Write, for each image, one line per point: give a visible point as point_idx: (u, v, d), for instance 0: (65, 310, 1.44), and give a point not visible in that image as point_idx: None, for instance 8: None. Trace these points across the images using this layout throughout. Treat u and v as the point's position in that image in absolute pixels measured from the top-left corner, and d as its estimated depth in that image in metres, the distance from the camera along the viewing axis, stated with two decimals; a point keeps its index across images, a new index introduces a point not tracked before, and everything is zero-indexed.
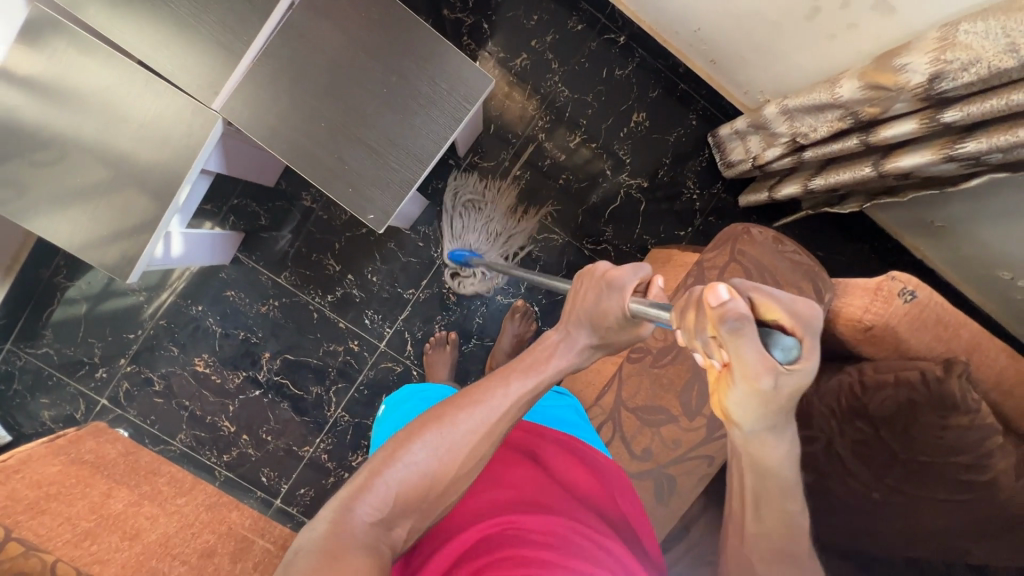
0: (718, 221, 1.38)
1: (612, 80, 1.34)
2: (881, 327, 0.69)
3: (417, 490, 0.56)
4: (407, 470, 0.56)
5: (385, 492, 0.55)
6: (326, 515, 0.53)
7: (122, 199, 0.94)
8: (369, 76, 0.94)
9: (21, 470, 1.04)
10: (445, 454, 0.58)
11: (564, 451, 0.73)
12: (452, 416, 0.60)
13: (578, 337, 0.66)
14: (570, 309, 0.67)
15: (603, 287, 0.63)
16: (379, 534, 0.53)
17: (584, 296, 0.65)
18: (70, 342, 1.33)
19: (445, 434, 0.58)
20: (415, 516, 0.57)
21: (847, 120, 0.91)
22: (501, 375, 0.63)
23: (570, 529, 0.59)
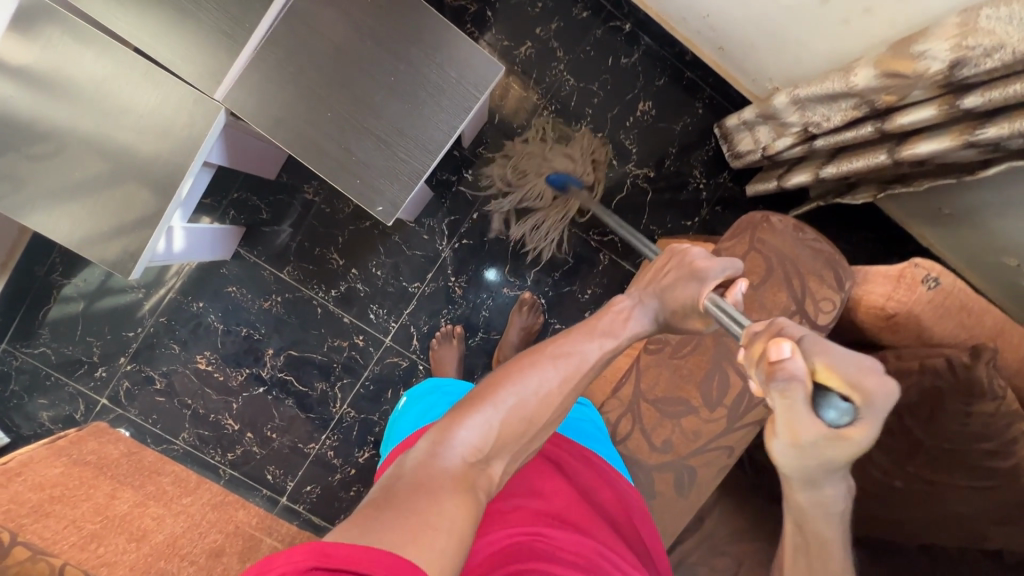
0: (724, 211, 1.37)
1: (618, 69, 1.32)
2: (904, 315, 0.69)
3: (513, 433, 0.61)
4: (507, 411, 0.61)
5: (486, 429, 0.59)
6: (422, 449, 0.57)
7: (124, 193, 0.91)
8: (375, 64, 0.92)
9: (23, 472, 1.01)
10: (543, 395, 0.63)
11: (591, 464, 0.72)
12: (545, 363, 0.65)
13: (649, 307, 0.73)
14: (650, 280, 0.75)
15: (686, 272, 0.72)
16: (472, 469, 0.57)
17: (663, 272, 0.74)
18: (67, 341, 1.30)
19: (539, 380, 0.64)
20: (508, 456, 0.61)
21: (862, 108, 0.90)
22: (584, 330, 0.70)
23: (599, 554, 0.59)
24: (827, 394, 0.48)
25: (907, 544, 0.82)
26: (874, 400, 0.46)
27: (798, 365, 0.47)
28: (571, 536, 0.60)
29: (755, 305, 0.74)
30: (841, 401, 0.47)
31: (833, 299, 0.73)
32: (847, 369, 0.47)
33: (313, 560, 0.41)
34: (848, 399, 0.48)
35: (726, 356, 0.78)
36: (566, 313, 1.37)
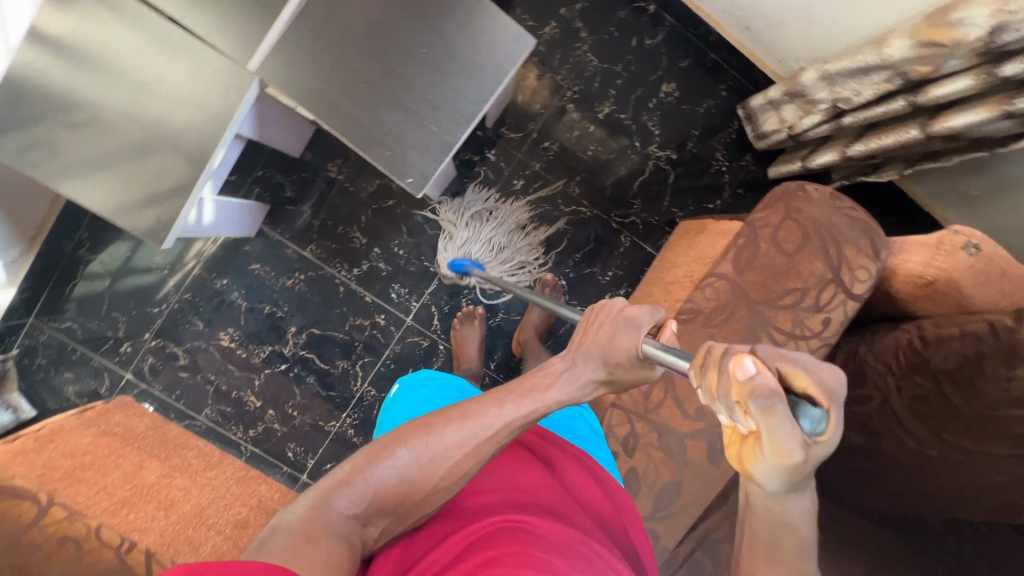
0: (747, 193, 1.37)
1: (641, 50, 1.32)
2: (943, 282, 0.69)
3: (392, 497, 0.61)
4: (386, 472, 0.62)
5: (362, 489, 0.60)
6: (306, 503, 0.59)
7: (157, 162, 0.92)
8: (408, 36, 0.92)
9: (55, 440, 1.03)
10: (424, 463, 0.62)
11: (581, 464, 0.71)
12: (440, 427, 0.64)
13: (583, 370, 0.68)
14: (580, 338, 0.69)
15: (619, 322, 0.65)
16: (351, 528, 0.59)
17: (597, 324, 0.68)
18: (93, 317, 1.32)
19: (429, 443, 0.63)
20: (390, 519, 0.62)
21: (895, 81, 0.89)
22: (493, 398, 0.66)
23: (576, 541, 0.57)
24: (799, 399, 0.43)
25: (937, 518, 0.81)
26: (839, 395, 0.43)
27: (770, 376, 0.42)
28: (548, 524, 0.58)
29: (790, 273, 0.75)
30: (813, 405, 0.42)
31: (869, 267, 0.73)
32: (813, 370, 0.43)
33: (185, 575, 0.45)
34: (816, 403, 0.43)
35: (761, 323, 0.75)
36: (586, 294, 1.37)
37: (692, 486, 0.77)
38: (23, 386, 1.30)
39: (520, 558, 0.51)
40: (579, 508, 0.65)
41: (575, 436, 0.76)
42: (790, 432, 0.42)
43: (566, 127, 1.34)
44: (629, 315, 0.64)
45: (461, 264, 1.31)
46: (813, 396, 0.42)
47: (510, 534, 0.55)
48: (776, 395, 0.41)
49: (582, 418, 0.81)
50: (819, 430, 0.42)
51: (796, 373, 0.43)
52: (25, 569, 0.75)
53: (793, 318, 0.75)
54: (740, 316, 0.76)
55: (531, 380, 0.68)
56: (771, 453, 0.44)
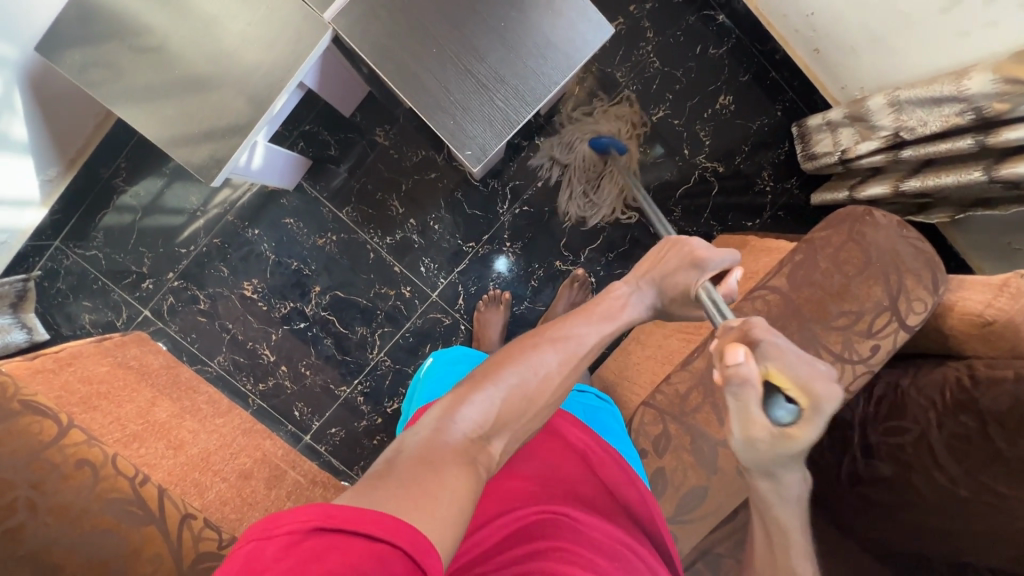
0: (787, 216, 1.37)
1: (705, 58, 1.32)
2: (1003, 323, 0.72)
3: (514, 411, 0.61)
4: (505, 387, 0.61)
5: (488, 405, 0.58)
6: (429, 425, 0.56)
7: (219, 99, 0.91)
8: (489, 7, 0.91)
9: (73, 364, 1.02)
10: (541, 373, 0.64)
11: (613, 459, 0.70)
12: (543, 346, 0.66)
13: (647, 294, 0.77)
14: (652, 268, 0.78)
15: (687, 261, 0.76)
16: (476, 446, 0.55)
17: (666, 259, 0.78)
18: (120, 248, 1.30)
19: (536, 362, 0.64)
20: (509, 435, 0.60)
21: (967, 115, 0.89)
22: (572, 319, 0.71)
23: (622, 543, 0.57)
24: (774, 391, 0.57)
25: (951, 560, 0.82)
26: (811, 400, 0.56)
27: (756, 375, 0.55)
28: (595, 521, 0.58)
29: (847, 295, 0.75)
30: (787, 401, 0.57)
31: (926, 300, 0.73)
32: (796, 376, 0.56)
33: (329, 520, 0.40)
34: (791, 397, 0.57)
35: (812, 341, 0.75)
36: None
37: (717, 493, 0.77)
38: (40, 308, 1.28)
39: (568, 555, 0.51)
40: (613, 502, 0.64)
41: (603, 426, 0.77)
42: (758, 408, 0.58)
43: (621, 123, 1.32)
44: (700, 257, 0.75)
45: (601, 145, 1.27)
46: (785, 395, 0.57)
47: (557, 532, 0.54)
48: (750, 385, 0.55)
49: (605, 409, 0.83)
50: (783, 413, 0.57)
51: (780, 375, 0.57)
52: (41, 487, 0.74)
53: (844, 340, 0.74)
54: (790, 332, 0.75)
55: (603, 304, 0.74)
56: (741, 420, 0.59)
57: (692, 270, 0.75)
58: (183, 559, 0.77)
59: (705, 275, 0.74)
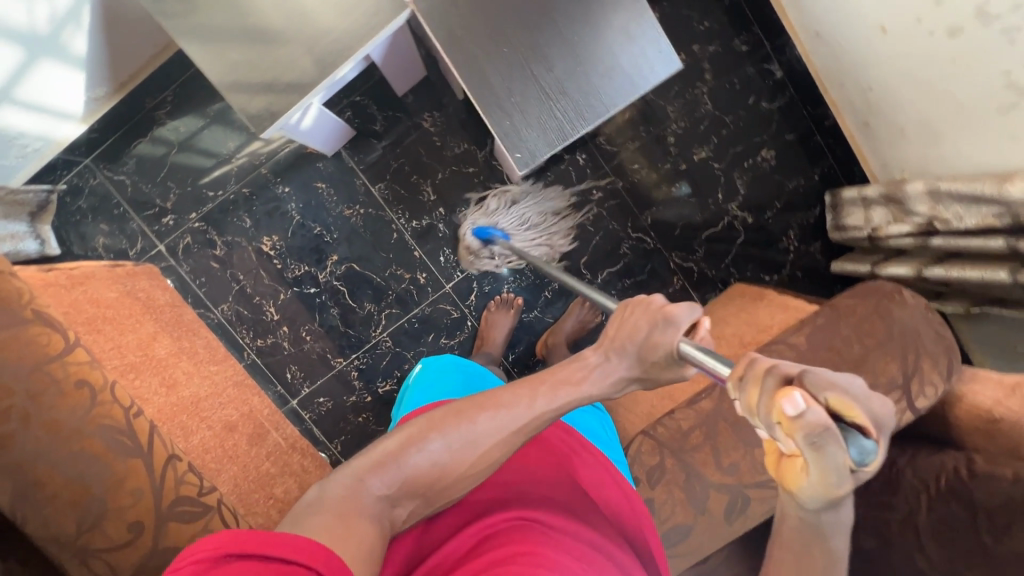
0: (804, 278, 1.39)
1: (756, 110, 1.34)
2: (1008, 423, 0.73)
3: (421, 483, 0.54)
4: (420, 458, 0.55)
5: (397, 473, 0.53)
6: (343, 479, 0.52)
7: (285, 54, 0.91)
8: (566, 18, 0.92)
9: (85, 284, 1.01)
10: (457, 450, 0.56)
11: (600, 465, 0.66)
12: (474, 414, 0.58)
13: (616, 366, 0.63)
14: (612, 331, 0.64)
15: (658, 319, 0.60)
16: (382, 510, 0.51)
17: (627, 319, 0.63)
18: (148, 179, 1.30)
19: (463, 432, 0.57)
20: (420, 501, 0.55)
21: (1004, 218, 0.92)
22: (515, 389, 0.60)
23: (603, 549, 0.53)
24: (848, 430, 0.40)
25: None
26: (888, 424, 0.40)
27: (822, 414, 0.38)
28: (572, 526, 0.54)
29: (863, 366, 0.76)
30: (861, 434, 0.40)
31: (937, 386, 0.75)
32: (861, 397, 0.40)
33: (244, 546, 0.41)
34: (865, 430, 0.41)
35: None
36: None
37: (700, 534, 0.78)
38: (56, 222, 1.28)
39: (531, 561, 0.46)
40: (596, 508, 0.60)
41: (593, 434, 0.77)
42: (836, 462, 0.40)
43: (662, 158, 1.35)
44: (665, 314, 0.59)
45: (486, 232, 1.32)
46: (864, 428, 0.40)
47: (523, 534, 0.50)
48: (828, 434, 0.38)
49: (597, 416, 0.84)
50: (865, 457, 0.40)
51: (846, 403, 0.40)
52: (39, 399, 0.73)
53: None
54: None
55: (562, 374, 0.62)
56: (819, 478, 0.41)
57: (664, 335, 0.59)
58: (161, 499, 0.76)
59: (678, 331, 0.58)
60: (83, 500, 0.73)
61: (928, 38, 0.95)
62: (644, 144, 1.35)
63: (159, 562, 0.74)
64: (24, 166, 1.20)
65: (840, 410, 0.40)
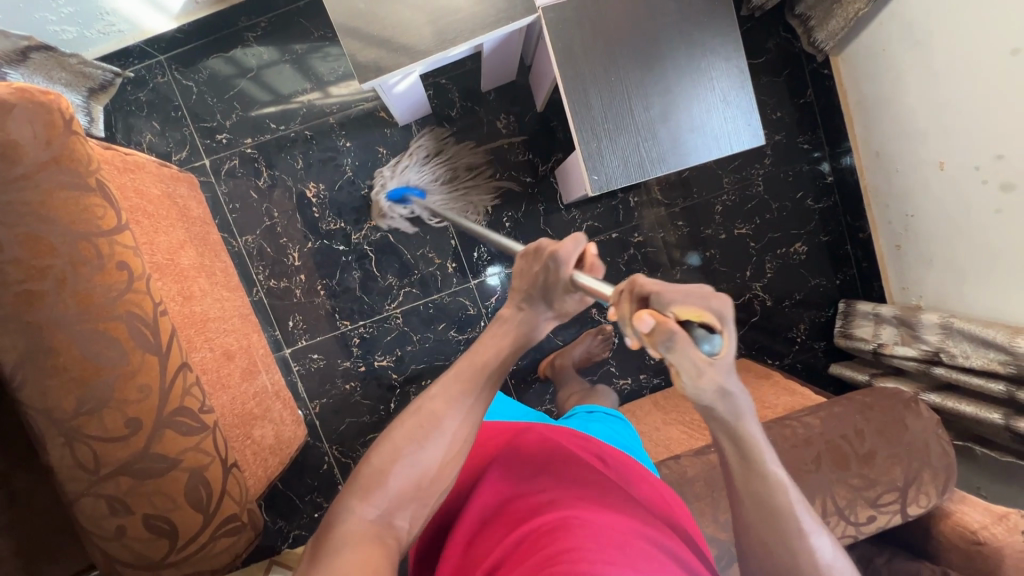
0: (803, 371, 1.46)
1: (800, 204, 1.42)
2: (990, 548, 0.76)
3: (411, 487, 0.58)
4: (403, 469, 0.58)
5: (383, 489, 0.57)
6: (352, 514, 0.55)
7: (407, 17, 0.94)
8: (675, 67, 0.98)
9: (135, 171, 1.00)
10: (431, 449, 0.60)
11: (629, 467, 0.65)
12: (431, 416, 0.61)
13: (535, 311, 0.67)
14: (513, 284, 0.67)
15: (547, 262, 0.63)
16: (381, 528, 0.56)
17: (524, 272, 0.66)
18: (215, 93, 1.29)
19: (427, 435, 0.60)
20: (416, 504, 0.59)
21: (1008, 366, 0.99)
22: (452, 377, 0.63)
23: (650, 539, 0.52)
24: (697, 333, 0.43)
25: None
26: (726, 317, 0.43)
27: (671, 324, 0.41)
28: (617, 519, 0.53)
29: (869, 461, 0.80)
30: (710, 332, 0.43)
31: (931, 497, 0.79)
32: (699, 301, 0.42)
33: None
34: (713, 329, 0.43)
35: (823, 487, 0.79)
36: (628, 362, 1.40)
37: None
38: (111, 106, 1.26)
39: (573, 557, 0.45)
40: (636, 500, 0.59)
41: (620, 441, 0.80)
42: (693, 364, 0.43)
43: (704, 223, 1.42)
44: (551, 253, 0.62)
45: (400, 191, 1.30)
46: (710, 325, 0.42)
47: (569, 530, 0.49)
48: (676, 341, 0.41)
49: (623, 428, 0.87)
50: (715, 352, 0.43)
51: (691, 309, 0.42)
52: (79, 268, 0.71)
53: (851, 499, 0.79)
54: (810, 471, 0.80)
55: (507, 340, 0.66)
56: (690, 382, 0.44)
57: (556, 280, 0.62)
58: (165, 404, 0.74)
59: (569, 269, 0.62)
60: (90, 383, 0.70)
61: (980, 186, 1.04)
62: (692, 204, 1.41)
63: (148, 465, 0.72)
64: (101, 42, 1.21)
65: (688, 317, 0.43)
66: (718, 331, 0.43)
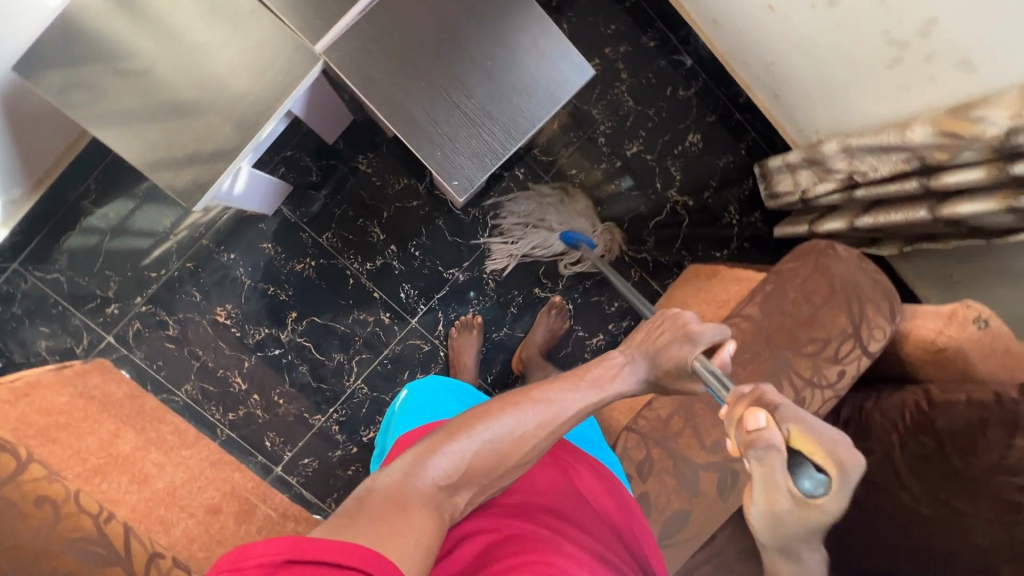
0: (752, 248, 1.45)
1: (674, 99, 1.40)
2: (952, 349, 0.80)
3: (480, 468, 0.56)
4: (479, 444, 0.56)
5: (457, 458, 0.54)
6: (398, 466, 0.53)
7: (204, 123, 0.91)
8: (476, 43, 0.95)
9: (30, 394, 0.97)
10: (512, 436, 0.58)
11: (597, 475, 0.69)
12: (524, 404, 0.60)
13: (641, 373, 0.68)
14: (639, 337, 0.70)
15: (681, 334, 0.67)
16: (439, 498, 0.52)
17: (655, 333, 0.70)
18: (84, 272, 1.25)
19: (518, 419, 0.58)
20: (474, 489, 0.56)
21: (911, 162, 0.98)
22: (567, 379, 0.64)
23: (605, 555, 0.57)
24: (802, 462, 0.46)
25: None
26: (842, 468, 0.44)
27: (775, 434, 0.46)
28: (575, 535, 0.57)
29: (815, 323, 0.80)
30: (816, 470, 0.45)
31: (884, 328, 0.80)
32: (817, 438, 0.46)
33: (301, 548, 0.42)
34: (821, 472, 0.45)
35: (784, 366, 0.80)
36: (590, 320, 1.40)
37: (699, 515, 0.81)
38: None
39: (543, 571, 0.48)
40: (595, 515, 0.63)
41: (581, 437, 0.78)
42: (782, 485, 0.46)
43: (599, 161, 1.40)
44: (690, 330, 0.67)
45: (571, 237, 1.32)
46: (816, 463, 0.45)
47: (538, 547, 0.52)
48: (772, 448, 0.46)
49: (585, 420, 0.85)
50: (813, 491, 0.44)
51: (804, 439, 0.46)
52: None
53: (813, 366, 0.80)
54: (765, 360, 0.80)
55: None
56: (764, 500, 0.47)
57: (685, 346, 0.66)
58: None
59: (697, 348, 0.65)
60: None
61: (811, 11, 1.03)
62: (577, 150, 1.39)
63: None
64: None
65: (800, 446, 0.46)
66: (827, 473, 0.44)
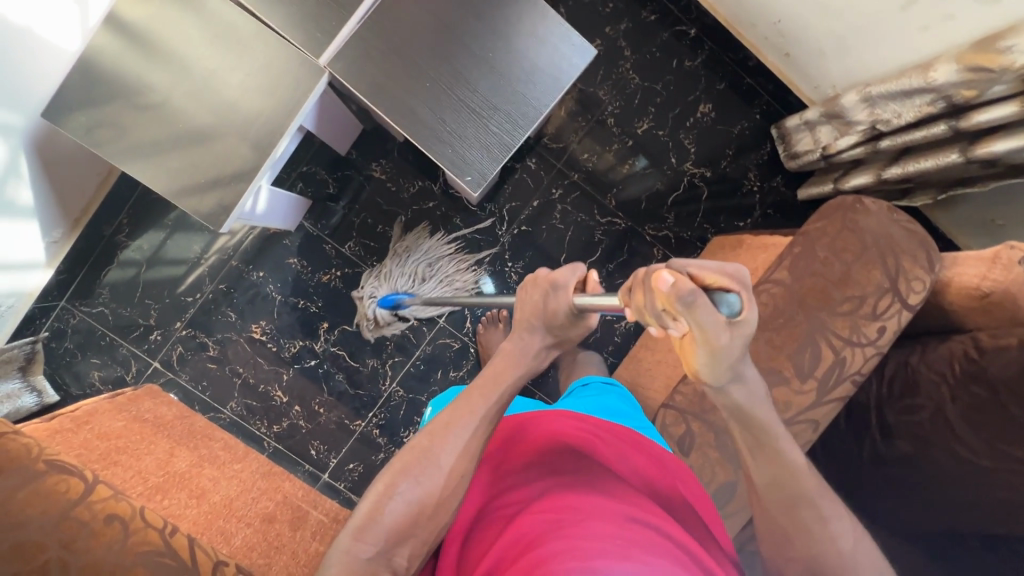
0: (776, 214, 1.41)
1: (681, 70, 1.38)
2: (1000, 293, 0.79)
3: (408, 524, 0.61)
4: (400, 504, 0.61)
5: (377, 527, 0.59)
6: (340, 546, 0.59)
7: (222, 147, 0.94)
8: (478, 36, 0.95)
9: (90, 421, 1.02)
10: (426, 481, 0.62)
11: (620, 441, 0.71)
12: (435, 448, 0.64)
13: (533, 340, 0.72)
14: (521, 313, 0.73)
15: (548, 286, 0.69)
16: (376, 567, 0.58)
17: (529, 300, 0.71)
18: (125, 302, 1.31)
19: (427, 472, 0.62)
20: (414, 542, 0.61)
21: (938, 104, 0.94)
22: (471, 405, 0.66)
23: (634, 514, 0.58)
24: (715, 293, 0.50)
25: (968, 537, 0.84)
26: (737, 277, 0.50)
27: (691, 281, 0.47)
28: (597, 505, 0.58)
29: (848, 281, 0.78)
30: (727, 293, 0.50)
31: (924, 279, 0.77)
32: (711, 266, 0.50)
33: None
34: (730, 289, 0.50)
35: (820, 328, 0.78)
36: None
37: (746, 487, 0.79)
38: (48, 369, 1.29)
39: (555, 556, 0.51)
40: (621, 481, 0.65)
41: (610, 410, 0.81)
42: (713, 320, 0.50)
43: (610, 142, 1.39)
44: (551, 280, 0.68)
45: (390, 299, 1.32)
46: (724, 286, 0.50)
47: (554, 532, 0.54)
48: (697, 293, 0.47)
49: (617, 395, 0.87)
50: (734, 309, 0.50)
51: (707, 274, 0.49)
52: (72, 546, 0.68)
53: (851, 325, 0.78)
54: (799, 324, 0.79)
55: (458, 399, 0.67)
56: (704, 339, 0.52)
57: (560, 296, 0.67)
58: None
59: (569, 292, 0.66)
60: None
61: None
62: (588, 133, 1.38)
63: None
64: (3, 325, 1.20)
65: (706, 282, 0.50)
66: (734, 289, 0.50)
